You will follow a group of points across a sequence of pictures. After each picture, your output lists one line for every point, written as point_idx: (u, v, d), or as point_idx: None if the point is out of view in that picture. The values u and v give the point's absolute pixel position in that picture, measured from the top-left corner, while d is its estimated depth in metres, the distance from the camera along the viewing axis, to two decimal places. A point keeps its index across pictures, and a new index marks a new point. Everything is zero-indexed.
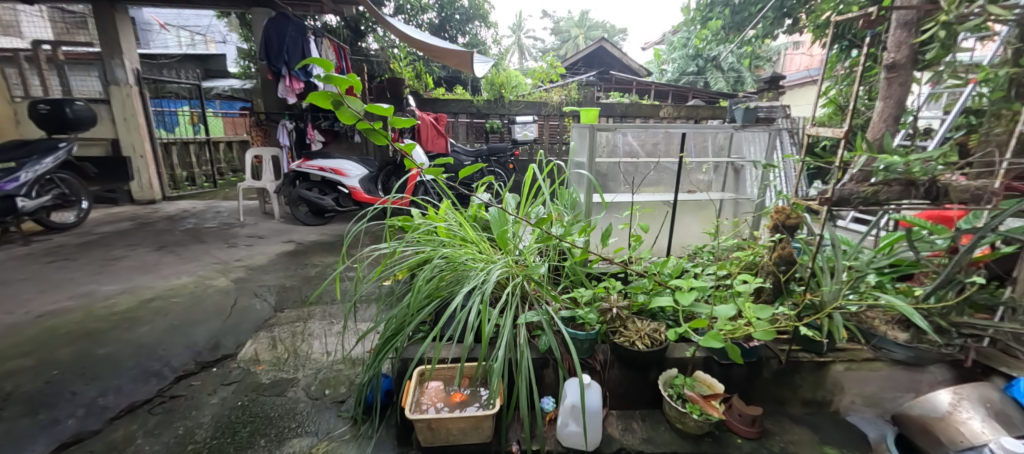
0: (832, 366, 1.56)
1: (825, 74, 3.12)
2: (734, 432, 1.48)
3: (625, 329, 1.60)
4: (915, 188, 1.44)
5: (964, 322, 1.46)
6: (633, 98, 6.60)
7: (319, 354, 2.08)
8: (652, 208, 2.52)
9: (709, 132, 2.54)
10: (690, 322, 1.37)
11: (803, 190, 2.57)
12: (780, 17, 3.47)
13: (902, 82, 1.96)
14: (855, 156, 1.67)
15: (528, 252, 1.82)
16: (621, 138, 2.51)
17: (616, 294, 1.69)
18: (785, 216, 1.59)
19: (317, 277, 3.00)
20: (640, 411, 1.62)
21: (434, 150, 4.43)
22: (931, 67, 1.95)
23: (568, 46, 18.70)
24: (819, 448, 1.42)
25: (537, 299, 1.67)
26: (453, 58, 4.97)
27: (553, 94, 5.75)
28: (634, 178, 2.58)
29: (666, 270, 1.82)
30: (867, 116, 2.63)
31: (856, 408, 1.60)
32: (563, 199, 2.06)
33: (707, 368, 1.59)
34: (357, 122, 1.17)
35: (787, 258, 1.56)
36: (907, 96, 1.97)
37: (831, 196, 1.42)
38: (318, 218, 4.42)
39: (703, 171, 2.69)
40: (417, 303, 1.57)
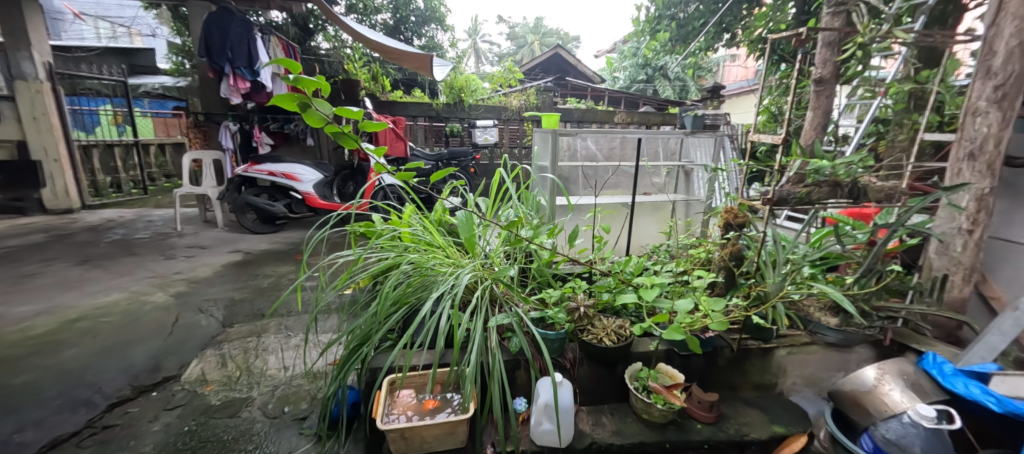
0: (776, 351, 1.70)
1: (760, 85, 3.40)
2: (694, 418, 1.58)
3: (593, 327, 1.66)
4: (841, 189, 1.59)
5: (882, 305, 1.65)
6: (589, 103, 6.80)
7: (275, 370, 1.97)
8: (612, 210, 2.61)
9: (661, 138, 2.71)
10: (654, 317, 1.45)
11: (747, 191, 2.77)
12: (719, 32, 3.74)
13: (828, 95, 2.19)
14: (791, 161, 1.85)
15: (496, 255, 1.86)
16: (581, 142, 2.61)
17: (582, 293, 1.75)
18: (733, 215, 1.71)
19: (270, 288, 2.83)
20: (609, 405, 1.69)
21: (393, 153, 4.33)
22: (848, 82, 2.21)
23: (524, 52, 18.97)
24: (769, 427, 1.56)
25: (507, 301, 1.70)
26: (412, 61, 4.87)
27: (512, 98, 5.77)
28: (593, 182, 2.68)
29: (627, 269, 1.92)
30: (797, 124, 2.90)
31: (799, 389, 1.76)
32: (528, 203, 2.10)
33: (669, 360, 1.69)
34: (325, 125, 1.10)
35: (736, 254, 1.68)
36: (833, 107, 2.20)
37: (771, 196, 1.57)
38: (269, 226, 4.18)
39: (657, 174, 2.81)
40: (385, 311, 1.54)
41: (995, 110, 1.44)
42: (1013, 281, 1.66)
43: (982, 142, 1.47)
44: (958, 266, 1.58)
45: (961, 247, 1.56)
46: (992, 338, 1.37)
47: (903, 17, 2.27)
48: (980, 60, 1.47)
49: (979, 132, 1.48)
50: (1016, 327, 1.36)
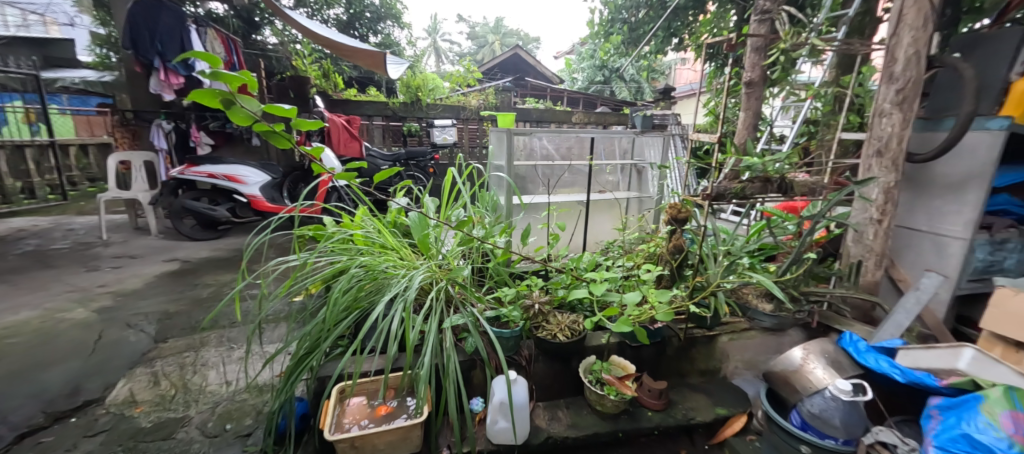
0: (718, 338, 1.82)
1: (706, 87, 3.58)
2: (645, 407, 1.64)
3: (547, 324, 1.69)
4: (771, 184, 1.70)
5: (809, 291, 1.79)
6: (548, 104, 6.87)
7: (216, 386, 1.84)
8: (567, 208, 2.65)
9: (614, 137, 2.78)
10: (604, 311, 1.50)
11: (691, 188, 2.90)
12: (668, 36, 3.90)
13: (757, 97, 2.35)
14: (727, 159, 1.97)
15: (451, 255, 1.84)
16: (537, 142, 2.63)
17: (537, 291, 1.77)
18: (677, 211, 1.76)
19: (211, 298, 2.64)
20: (565, 399, 1.71)
21: (347, 154, 4.17)
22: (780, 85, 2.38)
23: (484, 52, 18.89)
24: (713, 410, 1.65)
25: (462, 302, 1.69)
26: (365, 58, 4.73)
27: (471, 98, 5.73)
28: (549, 180, 2.71)
29: (580, 264, 1.97)
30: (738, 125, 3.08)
31: (740, 372, 1.88)
32: (484, 202, 2.10)
33: (621, 351, 1.74)
34: (254, 124, 1.02)
35: (680, 248, 1.76)
36: (761, 108, 2.37)
37: (710, 192, 1.63)
38: (210, 231, 3.90)
39: (609, 173, 2.89)
40: (334, 317, 1.49)
41: (896, 112, 1.60)
42: (915, 264, 1.86)
43: (887, 141, 1.64)
44: (871, 252, 1.74)
45: (873, 236, 1.72)
46: (899, 316, 1.52)
47: (825, 26, 2.47)
48: (886, 65, 1.63)
49: (884, 132, 1.64)
50: (917, 306, 1.52)
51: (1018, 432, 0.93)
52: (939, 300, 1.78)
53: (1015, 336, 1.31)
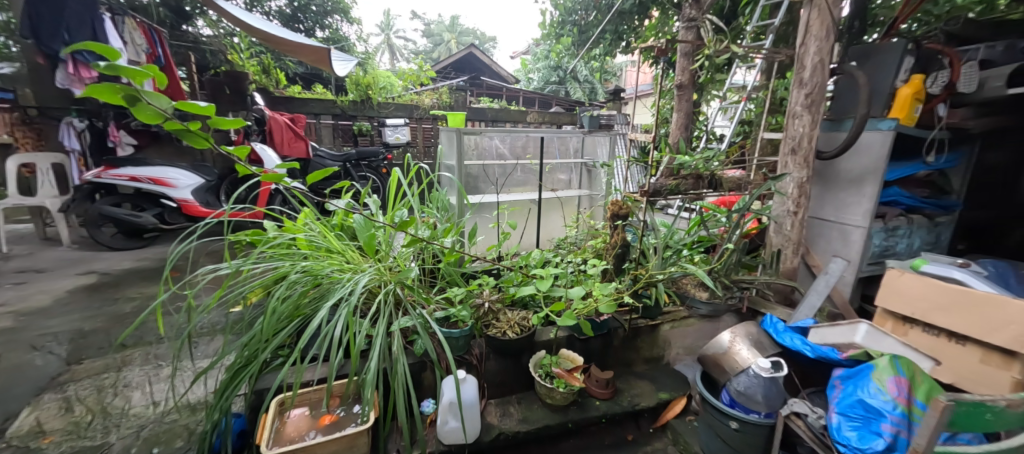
0: (661, 326, 1.91)
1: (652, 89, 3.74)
2: (593, 396, 1.70)
3: (497, 322, 1.71)
4: (702, 181, 1.85)
5: (738, 279, 1.94)
6: (503, 103, 6.87)
7: (141, 408, 1.69)
8: (519, 206, 2.69)
9: (566, 137, 2.85)
10: (551, 306, 1.54)
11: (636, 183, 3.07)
12: (616, 39, 4.03)
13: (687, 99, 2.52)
14: (663, 157, 2.10)
15: (401, 257, 1.81)
16: (488, 141, 2.65)
17: (488, 289, 1.78)
18: (618, 207, 1.88)
19: (136, 313, 2.41)
20: (517, 395, 1.74)
21: (291, 154, 3.91)
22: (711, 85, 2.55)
23: (440, 50, 18.56)
24: (656, 395, 1.75)
25: (411, 304, 1.66)
26: (309, 54, 4.51)
27: (424, 97, 5.64)
28: (501, 179, 2.72)
29: (530, 262, 2.01)
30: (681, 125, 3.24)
31: (681, 357, 2.00)
32: (434, 203, 2.08)
33: (570, 345, 1.79)
34: (164, 121, 0.95)
35: (622, 242, 1.84)
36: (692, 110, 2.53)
37: (648, 188, 1.75)
38: (135, 240, 3.56)
39: (561, 171, 2.97)
40: (272, 326, 1.42)
41: (806, 114, 1.78)
42: (826, 251, 2.07)
43: (799, 140, 1.81)
44: (789, 242, 1.92)
45: (790, 226, 1.90)
46: (812, 298, 1.69)
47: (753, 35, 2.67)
48: (799, 69, 1.78)
49: (798, 132, 1.81)
50: (826, 288, 1.70)
51: (901, 394, 1.06)
52: (846, 282, 1.99)
53: (901, 311, 1.49)
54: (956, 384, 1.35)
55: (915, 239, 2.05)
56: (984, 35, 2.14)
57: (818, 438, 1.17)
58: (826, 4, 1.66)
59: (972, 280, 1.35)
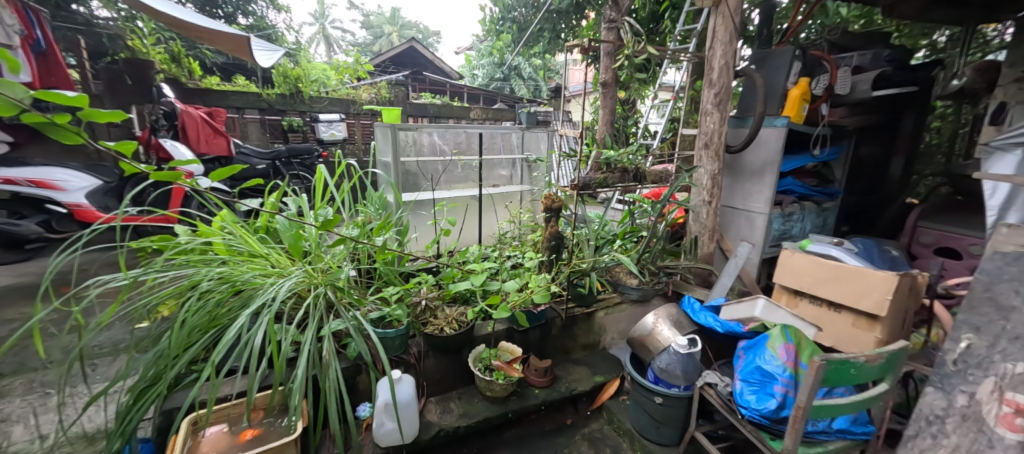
0: (596, 314, 2.00)
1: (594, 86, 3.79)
2: (531, 385, 1.76)
3: (435, 319, 1.70)
4: (627, 174, 2.01)
5: (663, 265, 2.10)
6: (446, 99, 6.73)
7: (23, 444, 1.47)
8: (457, 203, 2.61)
9: (502, 132, 2.85)
10: (486, 299, 1.57)
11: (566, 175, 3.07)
12: (555, 38, 4.10)
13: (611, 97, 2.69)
14: (592, 152, 2.21)
15: (332, 259, 1.72)
16: (426, 137, 2.56)
17: (426, 287, 1.76)
18: (552, 202, 1.92)
19: (15, 336, 2.09)
20: (457, 391, 1.75)
21: (210, 152, 3.54)
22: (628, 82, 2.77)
23: (381, 42, 17.72)
24: (591, 379, 1.84)
25: (343, 306, 1.60)
26: (226, 42, 4.13)
27: (361, 91, 5.40)
28: (440, 176, 2.66)
29: (469, 258, 2.01)
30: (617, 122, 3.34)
31: (616, 342, 2.11)
32: (371, 201, 1.97)
33: (510, 337, 1.83)
34: (24, 113, 0.81)
35: (556, 235, 1.91)
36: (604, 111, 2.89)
37: (577, 182, 1.86)
38: (12, 252, 3.06)
39: (503, 167, 2.92)
40: (182, 340, 1.30)
41: (716, 112, 1.95)
42: (736, 236, 2.29)
43: (711, 136, 1.99)
44: (706, 229, 2.10)
45: (706, 215, 2.08)
46: (724, 279, 1.88)
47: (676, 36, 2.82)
48: (708, 71, 1.96)
49: (710, 128, 1.99)
50: (734, 270, 1.88)
51: (790, 359, 1.22)
52: (753, 263, 2.22)
53: (792, 285, 1.69)
54: (834, 346, 1.56)
55: (808, 223, 2.33)
56: (858, 44, 2.47)
57: (727, 404, 1.31)
58: (730, 11, 1.83)
59: (846, 256, 1.61)
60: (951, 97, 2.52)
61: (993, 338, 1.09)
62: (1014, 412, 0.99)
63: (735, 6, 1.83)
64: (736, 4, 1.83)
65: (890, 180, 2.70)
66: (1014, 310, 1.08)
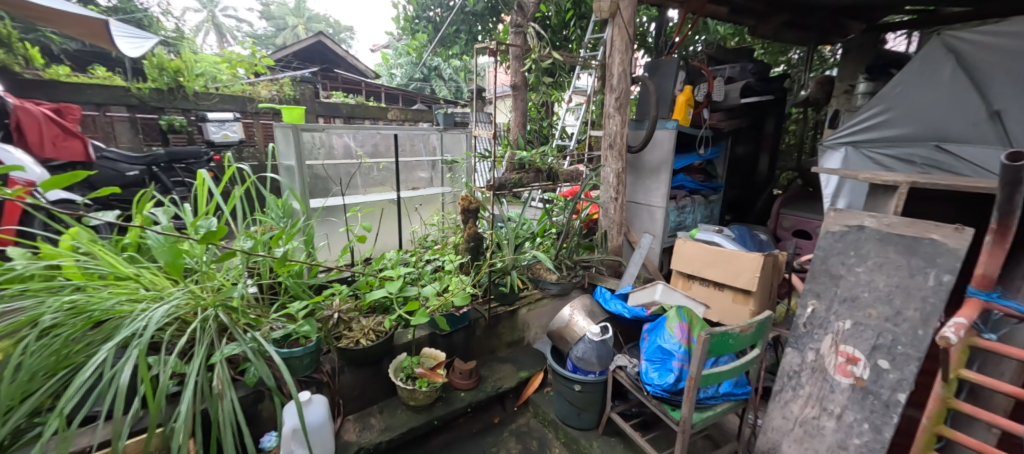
0: (519, 311, 2.03)
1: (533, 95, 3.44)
2: (457, 389, 1.74)
3: (349, 331, 1.60)
4: (541, 173, 2.13)
5: (578, 259, 2.23)
6: (360, 98, 6.25)
7: None
8: (372, 207, 2.45)
9: (419, 134, 2.74)
10: (404, 306, 1.53)
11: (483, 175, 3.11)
12: (471, 40, 4.07)
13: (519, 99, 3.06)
14: (507, 154, 2.26)
15: (225, 275, 1.52)
16: (336, 138, 2.33)
17: (339, 298, 1.64)
18: (469, 202, 1.93)
19: None
20: (379, 404, 1.67)
21: (59, 157, 2.89)
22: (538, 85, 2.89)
23: (284, 34, 15.98)
24: (517, 375, 1.88)
25: (240, 327, 1.42)
26: (78, 27, 3.48)
27: (260, 88, 4.84)
28: (352, 180, 2.44)
29: (387, 264, 1.92)
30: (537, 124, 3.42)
31: (539, 336, 2.18)
32: (273, 209, 1.76)
33: (433, 343, 1.80)
34: None
35: (474, 236, 1.91)
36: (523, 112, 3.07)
37: (493, 182, 1.90)
38: None
39: (421, 169, 2.83)
40: (15, 389, 1.05)
41: (617, 115, 2.12)
42: (641, 228, 2.51)
43: (613, 137, 2.15)
44: (614, 223, 2.27)
45: (614, 210, 2.25)
46: (631, 268, 2.04)
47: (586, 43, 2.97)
48: (609, 77, 2.12)
49: (612, 130, 2.15)
50: (640, 260, 2.05)
51: (684, 336, 1.36)
52: (655, 251, 2.45)
53: (687, 270, 1.89)
54: (720, 321, 1.78)
55: (698, 214, 2.64)
56: (731, 58, 2.85)
57: (635, 384, 1.43)
58: (625, 22, 2.00)
59: (725, 241, 1.86)
60: (801, 105, 3.02)
61: (829, 302, 1.31)
62: (846, 361, 1.24)
63: (628, 19, 2.01)
64: (629, 17, 2.01)
65: (759, 174, 3.18)
66: (842, 278, 1.30)
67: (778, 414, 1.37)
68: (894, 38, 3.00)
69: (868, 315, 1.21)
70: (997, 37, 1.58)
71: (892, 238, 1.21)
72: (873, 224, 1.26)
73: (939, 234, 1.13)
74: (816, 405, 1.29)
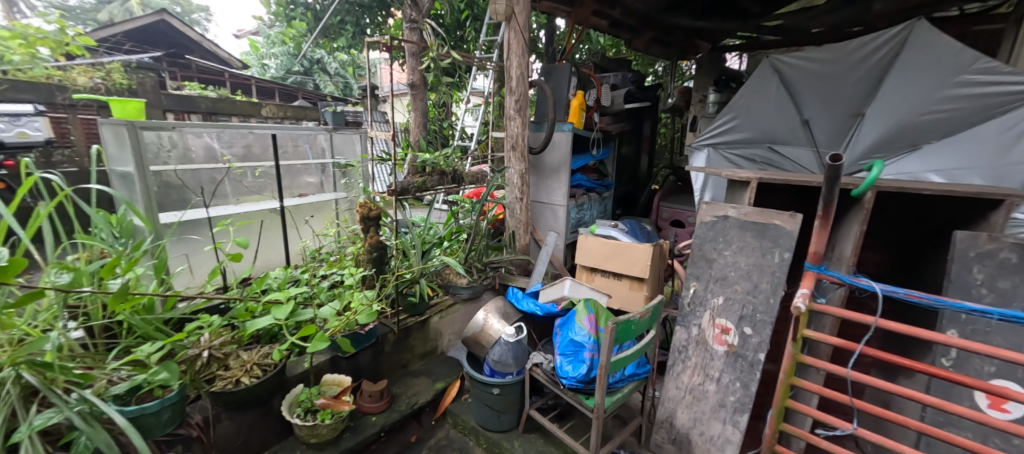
0: (430, 320, 1.95)
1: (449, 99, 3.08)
2: (367, 414, 1.59)
3: (226, 370, 1.34)
4: (445, 176, 2.07)
5: (488, 261, 2.22)
6: (222, 90, 5.26)
7: None
8: (248, 219, 2.09)
9: (303, 133, 2.42)
10: (299, 332, 1.34)
11: (382, 179, 2.89)
12: (359, 33, 3.75)
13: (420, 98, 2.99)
14: (407, 156, 2.13)
15: (31, 321, 1.14)
16: (194, 139, 1.91)
17: (209, 332, 1.37)
18: (368, 209, 1.77)
19: None
20: (273, 449, 1.44)
21: None
22: (436, 84, 2.79)
23: (108, 8, 12.74)
24: (432, 386, 1.80)
25: (59, 387, 1.08)
26: None
27: (77, 75, 3.55)
28: (219, 188, 2.03)
29: (271, 285, 1.66)
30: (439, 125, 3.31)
31: (453, 343, 2.11)
32: (105, 228, 1.38)
33: (335, 367, 1.62)
34: None
35: (376, 246, 1.76)
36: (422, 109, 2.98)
37: (395, 187, 1.78)
38: None
39: (309, 174, 2.51)
40: None
41: (518, 117, 2.16)
42: (546, 226, 2.62)
43: (516, 139, 2.19)
44: (521, 223, 2.32)
45: (520, 210, 2.29)
46: (539, 266, 2.11)
47: (483, 44, 2.95)
48: (508, 80, 2.14)
49: (514, 132, 2.19)
50: (547, 257, 2.13)
51: (593, 327, 1.45)
52: (559, 248, 2.57)
53: (590, 264, 2.03)
54: (621, 309, 1.95)
55: (594, 210, 2.85)
56: (613, 67, 3.13)
57: (551, 379, 1.47)
58: (519, 27, 2.04)
59: (621, 235, 2.01)
60: (669, 111, 3.47)
61: (706, 282, 1.50)
62: (721, 331, 1.44)
63: (523, 23, 2.05)
64: (524, 21, 2.05)
65: (641, 173, 3.59)
66: (714, 261, 1.49)
67: (673, 386, 1.54)
68: (732, 57, 3.62)
69: (735, 290, 1.43)
70: (804, 61, 1.96)
71: (748, 225, 1.41)
72: (735, 213, 1.44)
73: (780, 220, 1.35)
74: (700, 373, 1.49)
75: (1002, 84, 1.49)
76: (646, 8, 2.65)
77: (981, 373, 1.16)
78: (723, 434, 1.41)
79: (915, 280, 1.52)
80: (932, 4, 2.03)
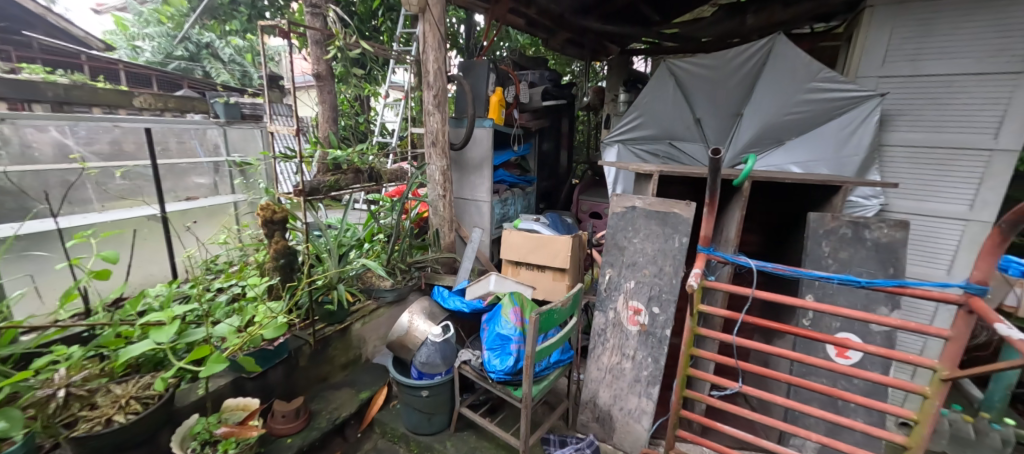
0: (351, 327, 1.84)
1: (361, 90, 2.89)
2: (281, 436, 1.46)
3: (93, 409, 1.13)
4: (360, 174, 1.96)
5: (411, 261, 2.16)
6: (76, 75, 4.32)
7: None
8: (118, 228, 1.75)
9: (194, 128, 2.17)
10: (191, 355, 1.18)
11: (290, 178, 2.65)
12: (256, 15, 3.34)
13: (328, 90, 2.76)
14: (316, 153, 1.97)
15: None
16: (35, 132, 1.56)
17: (67, 368, 1.15)
18: (271, 212, 1.60)
19: None
20: None
21: None
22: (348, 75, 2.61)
23: None
24: (356, 397, 1.70)
25: None
26: None
27: None
28: (73, 193, 1.68)
29: (152, 305, 1.44)
30: (353, 120, 3.10)
31: (378, 349, 2.01)
32: None
33: (240, 389, 1.45)
34: None
35: (283, 251, 1.61)
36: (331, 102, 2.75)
37: (302, 187, 1.65)
38: None
39: (199, 173, 2.20)
40: None
41: (437, 113, 2.12)
42: (471, 223, 2.61)
43: (435, 134, 2.15)
44: (445, 221, 2.28)
45: (443, 208, 2.25)
46: (465, 263, 2.10)
47: (398, 34, 2.81)
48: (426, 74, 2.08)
49: (434, 128, 2.14)
50: (472, 254, 2.13)
51: (518, 319, 1.49)
52: (485, 244, 2.58)
53: (514, 258, 2.07)
54: (546, 299, 2.02)
55: (518, 205, 2.90)
56: (531, 65, 3.21)
57: (480, 374, 1.48)
58: (434, 20, 1.99)
59: (543, 228, 2.09)
60: (585, 109, 3.65)
61: (620, 268, 1.61)
62: (634, 313, 1.57)
63: (438, 16, 2.00)
64: (439, 15, 2.00)
65: (561, 168, 3.74)
66: (625, 248, 1.60)
67: (595, 369, 1.64)
68: (638, 60, 3.93)
69: (644, 275, 1.56)
70: (692, 66, 2.18)
71: (652, 214, 1.55)
72: (642, 204, 1.57)
73: (679, 209, 1.50)
74: (618, 353, 1.60)
75: (839, 90, 1.76)
76: (559, 9, 2.75)
77: (831, 328, 1.41)
78: (640, 406, 1.55)
79: (783, 256, 1.81)
80: (790, 23, 2.40)
